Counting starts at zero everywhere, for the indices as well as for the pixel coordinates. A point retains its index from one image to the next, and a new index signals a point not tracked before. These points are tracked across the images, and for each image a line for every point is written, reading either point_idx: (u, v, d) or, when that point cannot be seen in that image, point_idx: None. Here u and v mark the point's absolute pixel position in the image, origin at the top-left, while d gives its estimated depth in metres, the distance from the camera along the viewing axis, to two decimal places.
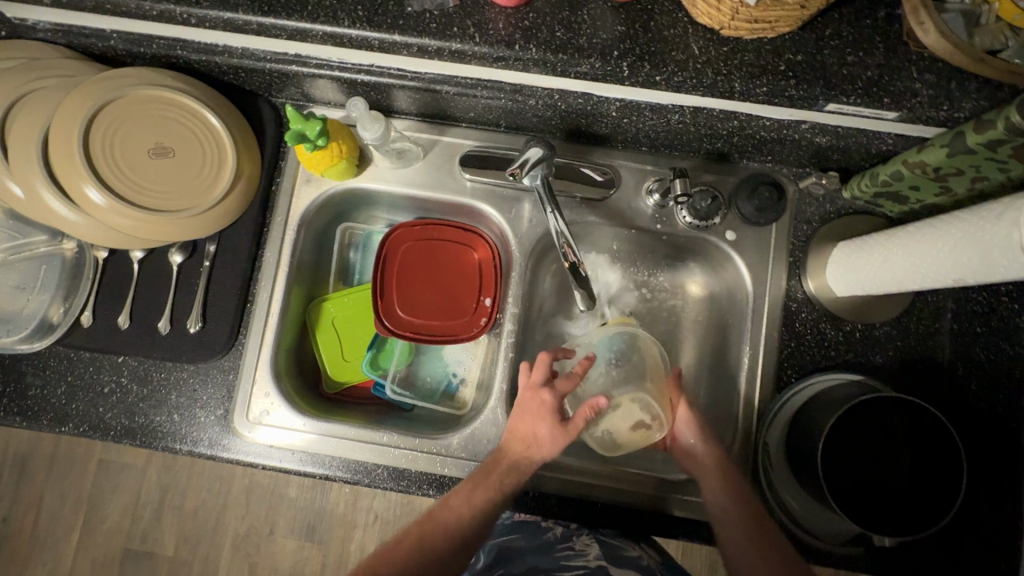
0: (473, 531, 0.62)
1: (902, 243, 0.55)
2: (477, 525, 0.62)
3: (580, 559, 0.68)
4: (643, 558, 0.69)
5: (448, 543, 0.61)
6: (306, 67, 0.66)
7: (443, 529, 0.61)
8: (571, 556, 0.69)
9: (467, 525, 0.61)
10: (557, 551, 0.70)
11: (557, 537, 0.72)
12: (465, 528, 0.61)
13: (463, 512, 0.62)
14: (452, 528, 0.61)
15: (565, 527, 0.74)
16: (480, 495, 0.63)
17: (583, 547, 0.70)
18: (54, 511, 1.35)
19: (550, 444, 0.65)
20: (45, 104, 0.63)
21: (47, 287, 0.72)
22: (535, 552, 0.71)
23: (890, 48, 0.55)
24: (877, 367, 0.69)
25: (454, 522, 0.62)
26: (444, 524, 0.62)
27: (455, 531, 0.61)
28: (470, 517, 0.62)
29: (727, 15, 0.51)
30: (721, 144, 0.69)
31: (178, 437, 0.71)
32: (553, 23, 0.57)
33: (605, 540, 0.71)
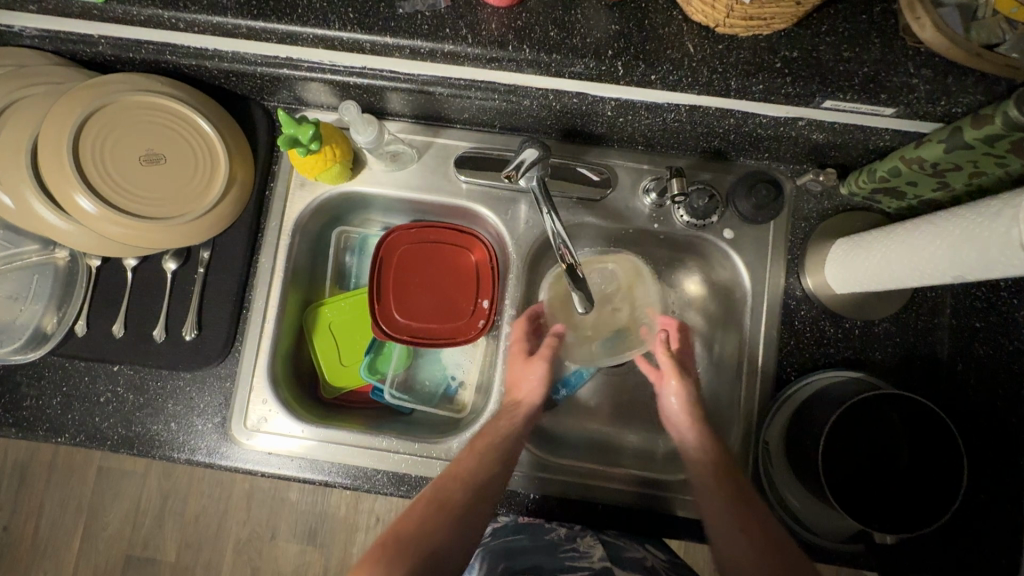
0: (487, 484, 0.62)
1: (900, 239, 0.55)
2: (489, 477, 0.63)
3: (584, 560, 0.64)
4: (648, 559, 0.66)
5: (467, 497, 0.61)
6: (298, 71, 0.66)
7: (460, 483, 0.61)
8: (575, 556, 0.65)
9: (481, 477, 0.62)
10: (560, 551, 0.66)
11: (560, 538, 0.69)
12: (479, 480, 0.62)
13: (474, 466, 0.63)
14: (468, 482, 0.62)
15: (569, 528, 0.71)
16: (485, 446, 0.65)
17: (587, 548, 0.66)
18: (54, 519, 1.35)
19: (536, 384, 0.71)
20: (33, 112, 0.62)
21: (41, 296, 0.71)
22: (537, 552, 0.66)
23: (887, 43, 0.54)
24: (877, 364, 0.69)
25: (468, 476, 0.62)
26: (458, 479, 0.62)
27: (472, 483, 0.62)
28: (483, 469, 0.63)
29: (722, 12, 0.51)
30: (718, 142, 0.69)
31: (175, 446, 0.71)
32: (547, 23, 0.56)
33: (609, 540, 0.68)
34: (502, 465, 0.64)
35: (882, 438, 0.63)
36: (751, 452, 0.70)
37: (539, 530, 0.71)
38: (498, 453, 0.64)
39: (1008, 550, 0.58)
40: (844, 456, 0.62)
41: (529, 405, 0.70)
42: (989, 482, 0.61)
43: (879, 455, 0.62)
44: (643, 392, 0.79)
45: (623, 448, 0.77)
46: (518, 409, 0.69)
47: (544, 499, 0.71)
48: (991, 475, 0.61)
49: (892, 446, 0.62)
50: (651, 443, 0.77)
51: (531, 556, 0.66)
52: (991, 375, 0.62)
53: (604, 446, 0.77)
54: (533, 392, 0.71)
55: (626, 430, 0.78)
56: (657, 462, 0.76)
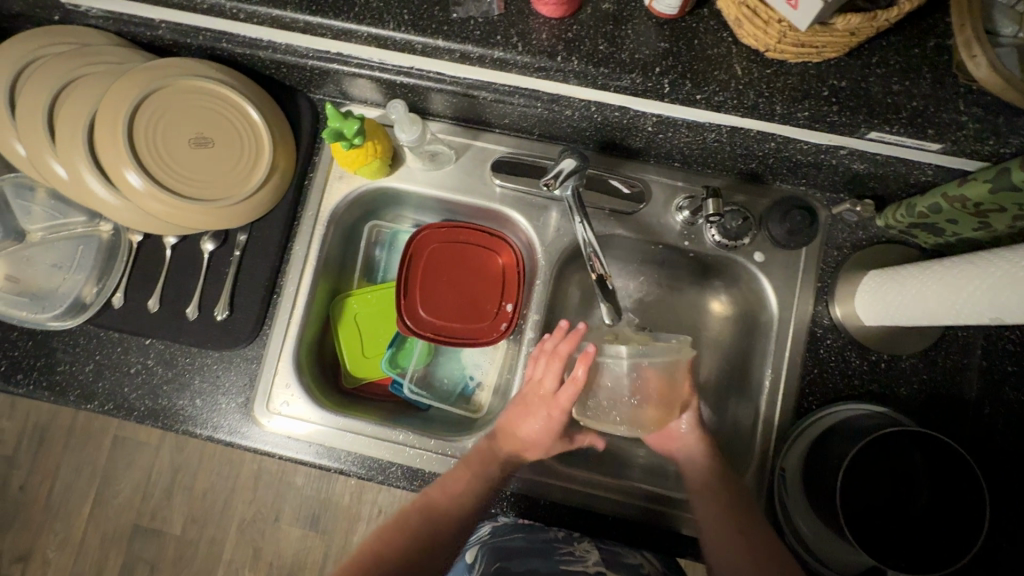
0: (466, 515, 0.66)
1: (938, 276, 0.54)
2: (468, 511, 0.66)
3: (578, 564, 0.64)
4: (645, 566, 0.66)
5: (446, 525, 0.65)
6: (347, 66, 0.67)
7: (442, 514, 0.65)
8: (571, 560, 0.65)
9: (462, 508, 0.65)
10: (557, 554, 0.65)
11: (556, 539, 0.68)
12: (449, 511, 0.65)
13: (460, 492, 0.66)
14: (448, 513, 0.65)
15: (568, 532, 0.70)
16: (465, 483, 0.66)
17: (583, 552, 0.66)
18: (69, 482, 1.39)
19: (534, 427, 0.69)
20: (93, 88, 0.65)
21: (83, 267, 0.74)
22: (533, 552, 0.66)
23: (938, 79, 0.54)
24: (900, 400, 0.68)
25: (449, 505, 0.66)
26: (440, 508, 0.65)
27: (452, 513, 0.65)
28: (462, 505, 0.65)
29: (774, 37, 0.51)
30: (755, 164, 0.69)
31: (198, 422, 0.73)
32: (597, 37, 0.57)
33: (606, 547, 0.68)
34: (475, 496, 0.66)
35: (905, 478, 0.61)
36: (768, 479, 0.70)
37: (538, 530, 0.70)
38: (472, 484, 0.67)
39: None
40: (862, 487, 0.61)
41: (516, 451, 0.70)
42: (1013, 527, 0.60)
43: (896, 489, 0.61)
44: None
45: (636, 462, 0.77)
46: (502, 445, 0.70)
47: (554, 505, 0.72)
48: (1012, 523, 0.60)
49: (912, 484, 0.61)
50: (663, 459, 0.77)
51: (527, 559, 0.64)
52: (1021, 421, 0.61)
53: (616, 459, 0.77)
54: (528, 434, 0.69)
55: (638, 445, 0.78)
56: (669, 479, 0.76)
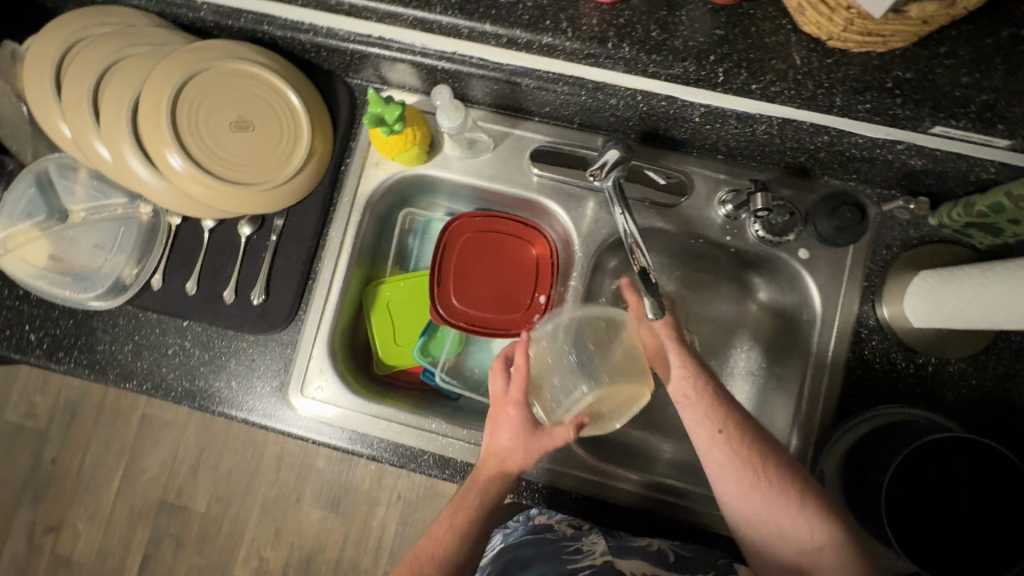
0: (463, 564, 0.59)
1: (1001, 279, 0.52)
2: (464, 560, 0.59)
3: (585, 558, 0.64)
4: (655, 546, 0.66)
5: None
6: (388, 51, 0.66)
7: (436, 569, 0.57)
8: (577, 557, 0.64)
9: (459, 558, 0.58)
10: (564, 553, 0.65)
11: (563, 537, 0.68)
12: (457, 563, 0.58)
13: (453, 539, 0.59)
14: (444, 568, 0.57)
15: (577, 526, 0.70)
16: (459, 527, 0.59)
17: (590, 546, 0.66)
18: (99, 457, 1.43)
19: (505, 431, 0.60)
20: (137, 70, 0.65)
21: (123, 248, 0.75)
22: (541, 554, 0.66)
23: (1011, 71, 0.51)
24: (947, 405, 0.66)
25: (445, 558, 0.58)
26: (434, 562, 0.58)
27: (448, 566, 0.58)
28: (458, 555, 0.58)
29: (839, 25, 0.49)
30: (804, 158, 0.66)
31: (233, 404, 0.73)
32: (649, 22, 0.55)
33: (616, 537, 0.68)
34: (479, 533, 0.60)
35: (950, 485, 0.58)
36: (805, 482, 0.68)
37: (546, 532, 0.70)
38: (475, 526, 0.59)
39: None
40: (912, 492, 0.58)
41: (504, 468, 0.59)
42: None
43: (947, 494, 0.58)
44: None
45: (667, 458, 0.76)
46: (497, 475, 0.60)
47: (586, 498, 0.72)
48: None
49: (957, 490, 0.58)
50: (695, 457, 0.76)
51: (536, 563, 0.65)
52: None
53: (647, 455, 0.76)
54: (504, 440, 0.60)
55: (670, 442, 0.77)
56: (701, 477, 0.75)
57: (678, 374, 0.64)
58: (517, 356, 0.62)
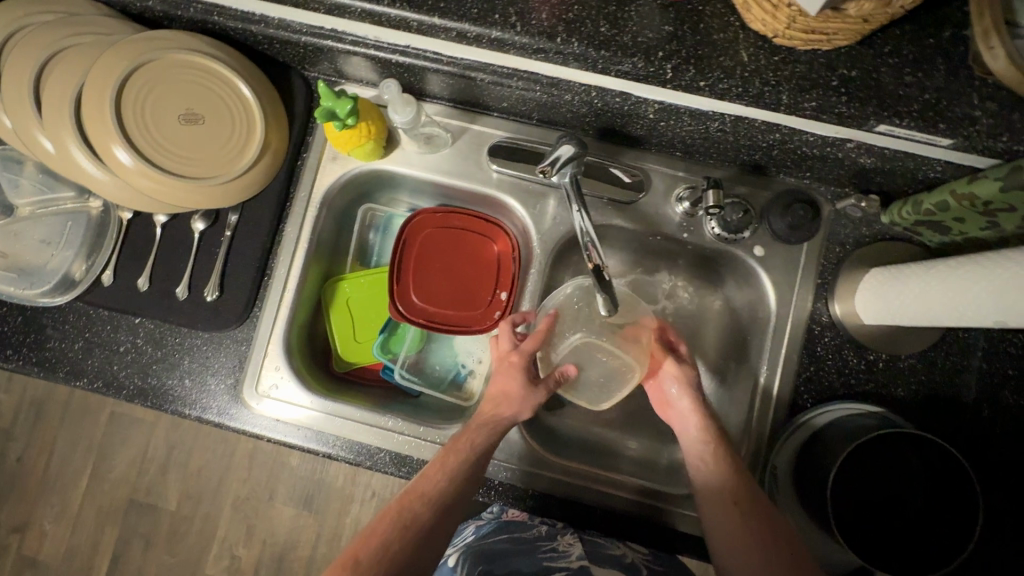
0: (454, 503, 0.59)
1: (941, 276, 0.53)
2: (456, 498, 0.59)
3: (562, 560, 0.65)
4: (628, 556, 0.69)
5: (434, 517, 0.58)
6: (341, 44, 0.65)
7: (427, 503, 0.58)
8: (555, 557, 0.66)
9: (450, 496, 0.59)
10: (541, 553, 0.67)
11: (539, 537, 0.70)
12: (444, 503, 0.59)
13: (444, 478, 0.60)
14: (434, 502, 0.58)
15: (550, 525, 0.71)
16: (453, 466, 0.61)
17: (567, 547, 0.68)
18: (65, 456, 1.40)
19: (511, 379, 0.67)
20: (80, 60, 0.63)
21: (71, 243, 0.73)
22: (517, 553, 0.68)
23: (952, 71, 0.52)
24: (897, 400, 0.67)
25: (436, 494, 0.59)
26: (424, 497, 0.59)
27: (439, 502, 0.58)
28: (448, 491, 0.59)
29: (782, 23, 0.49)
30: (759, 155, 0.67)
31: (187, 402, 0.72)
32: (599, 18, 0.55)
33: (591, 539, 0.70)
34: (470, 480, 0.61)
35: (903, 480, 0.59)
36: (758, 476, 0.69)
37: (522, 532, 0.71)
38: (466, 470, 0.61)
39: None
40: (860, 485, 0.59)
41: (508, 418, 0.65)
42: None
43: (896, 489, 0.59)
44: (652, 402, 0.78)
45: (627, 454, 0.77)
46: (495, 424, 0.64)
47: (544, 497, 0.71)
48: None
49: (910, 487, 0.59)
50: (654, 452, 0.77)
51: (512, 559, 0.67)
52: None
53: (606, 450, 0.77)
54: (507, 385, 0.66)
55: (630, 437, 0.77)
56: (659, 472, 0.75)
57: (694, 431, 0.65)
58: (521, 318, 0.71)
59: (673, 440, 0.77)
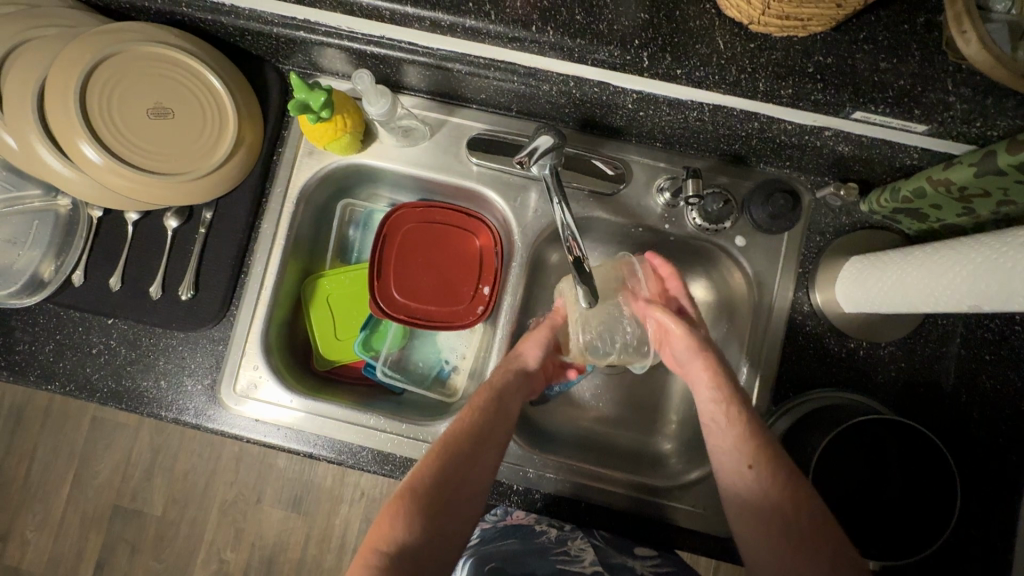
0: (492, 433, 0.61)
1: (919, 261, 0.53)
2: (493, 428, 0.61)
3: (575, 565, 0.65)
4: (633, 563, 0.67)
5: (474, 446, 0.59)
6: (315, 35, 0.64)
7: (466, 434, 0.60)
8: (568, 561, 0.66)
9: (486, 427, 0.61)
10: (554, 556, 0.66)
11: (550, 542, 0.70)
12: (482, 431, 0.61)
13: (477, 412, 0.62)
14: (472, 433, 0.60)
15: (559, 529, 0.71)
16: (485, 399, 0.63)
17: (579, 552, 0.68)
18: (46, 463, 1.37)
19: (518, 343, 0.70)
20: (43, 54, 0.61)
21: (39, 243, 0.71)
22: (530, 554, 0.67)
23: (926, 57, 0.52)
24: (878, 388, 0.67)
25: (473, 426, 0.61)
26: (463, 428, 0.60)
27: (477, 432, 0.60)
28: (484, 422, 0.61)
29: (756, 9, 0.49)
30: (739, 145, 0.66)
31: (163, 404, 0.71)
32: (574, 6, 0.54)
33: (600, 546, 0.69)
34: (503, 413, 0.63)
35: (882, 467, 0.59)
36: None
37: (532, 535, 0.71)
38: (496, 410, 0.63)
39: None
40: (835, 474, 0.59)
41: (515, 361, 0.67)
42: (982, 516, 0.60)
43: (873, 473, 0.59)
44: (637, 394, 0.78)
45: (613, 447, 0.76)
46: (513, 365, 0.67)
47: (529, 492, 0.69)
48: (983, 510, 0.60)
49: (889, 475, 0.59)
50: (640, 444, 0.76)
51: (527, 561, 0.65)
52: (996, 410, 0.60)
53: (591, 443, 0.76)
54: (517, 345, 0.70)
55: (616, 430, 0.77)
56: (644, 464, 0.75)
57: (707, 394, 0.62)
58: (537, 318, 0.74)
59: (658, 432, 0.77)
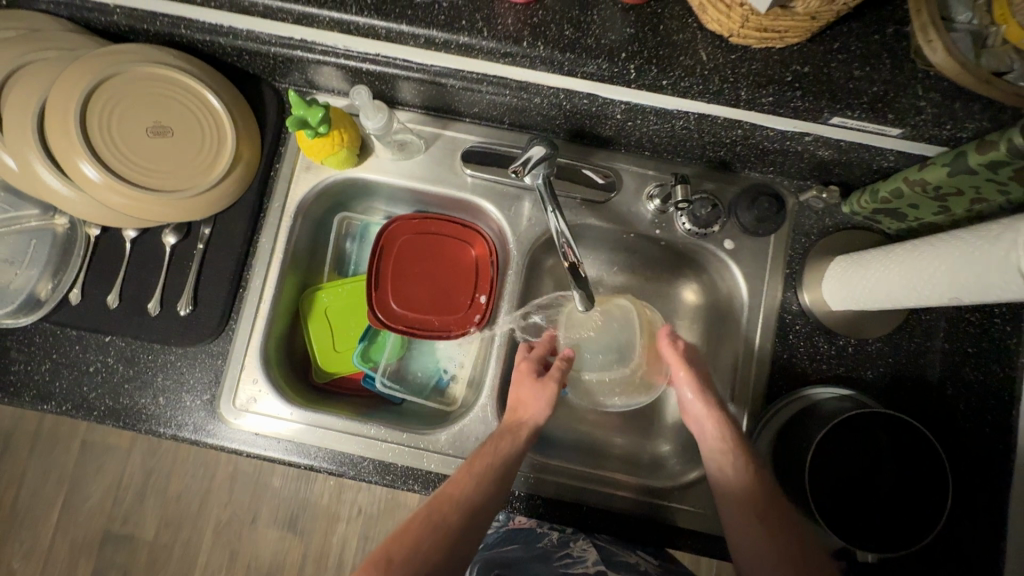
0: (482, 509, 0.59)
1: (901, 258, 0.55)
2: (484, 505, 0.59)
3: (578, 565, 0.63)
4: (641, 564, 0.66)
5: (461, 524, 0.57)
6: (312, 54, 0.66)
7: (455, 509, 0.58)
8: (570, 562, 0.65)
9: (478, 503, 0.59)
10: (556, 559, 0.66)
11: (553, 545, 0.69)
12: (473, 507, 0.59)
13: (470, 487, 0.60)
14: (462, 508, 0.58)
15: (562, 532, 0.71)
16: (481, 472, 0.61)
17: (581, 553, 0.66)
18: (34, 489, 1.34)
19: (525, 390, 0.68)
20: (44, 75, 0.62)
21: (36, 262, 0.71)
22: (532, 560, 0.66)
23: (897, 64, 0.55)
24: (867, 383, 0.69)
25: (463, 502, 0.59)
26: (452, 502, 0.59)
27: (467, 508, 0.59)
28: (476, 496, 0.59)
29: (736, 23, 0.51)
30: (724, 152, 0.69)
31: (162, 421, 0.70)
32: (563, 22, 0.57)
33: (603, 545, 0.68)
34: (497, 489, 0.61)
35: (876, 458, 0.60)
36: None
37: (535, 539, 0.71)
38: (490, 485, 0.61)
39: None
40: (826, 470, 0.60)
41: (519, 426, 0.66)
42: (973, 505, 0.61)
43: (866, 470, 0.60)
44: None
45: (612, 451, 0.77)
46: (515, 433, 0.65)
47: (530, 498, 0.69)
48: (972, 499, 0.62)
49: (882, 466, 0.60)
50: (638, 447, 0.77)
51: (527, 566, 0.65)
52: (982, 401, 0.62)
53: (591, 448, 0.77)
54: (525, 397, 0.68)
55: (614, 434, 0.78)
56: (644, 467, 0.76)
57: (710, 429, 0.64)
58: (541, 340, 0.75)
59: (656, 435, 0.77)
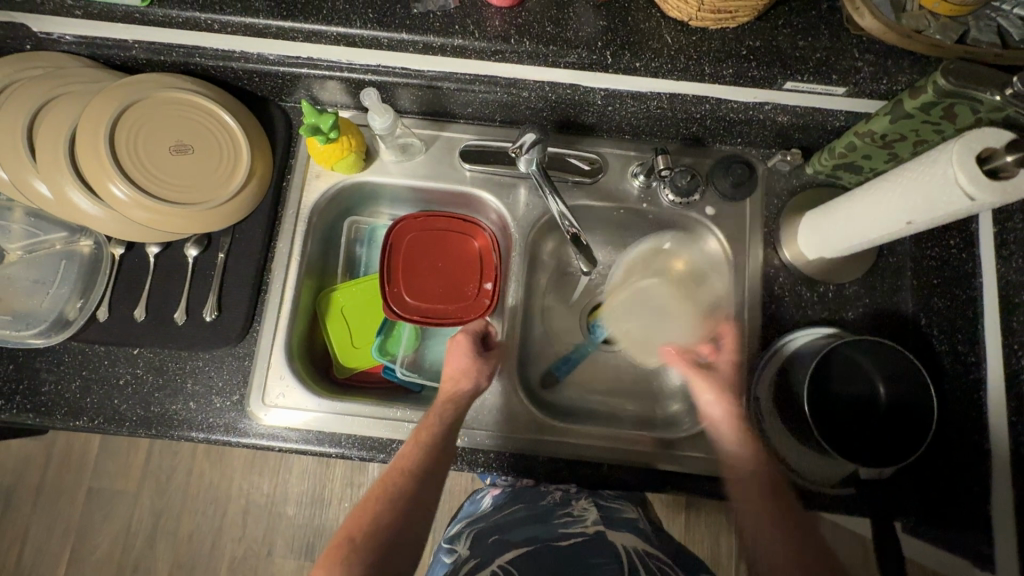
0: (432, 471, 0.62)
1: (861, 196, 0.63)
2: (433, 467, 0.62)
3: (577, 524, 0.66)
4: (640, 521, 0.70)
5: (415, 488, 0.60)
6: (317, 70, 0.73)
7: (406, 476, 0.61)
8: (567, 522, 0.67)
9: (427, 466, 0.62)
10: (555, 517, 0.68)
11: (555, 504, 0.71)
12: (423, 470, 0.62)
13: (417, 453, 0.63)
14: (414, 473, 0.61)
15: (565, 491, 0.74)
16: (426, 437, 0.64)
17: (582, 512, 0.69)
18: (40, 543, 1.31)
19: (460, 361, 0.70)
20: (72, 106, 0.68)
21: (67, 281, 0.75)
22: (534, 518, 0.68)
23: (834, 33, 0.64)
24: (850, 323, 0.75)
25: (413, 467, 0.62)
26: (403, 469, 0.61)
27: (418, 472, 0.61)
28: (425, 461, 0.62)
29: (693, 8, 0.60)
30: (696, 128, 0.77)
31: (193, 424, 0.73)
32: (544, 21, 0.65)
33: (603, 503, 0.72)
34: (444, 451, 0.64)
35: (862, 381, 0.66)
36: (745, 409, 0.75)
37: (538, 497, 0.73)
38: (435, 448, 0.63)
39: (978, 477, 0.63)
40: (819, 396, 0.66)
41: (455, 397, 0.68)
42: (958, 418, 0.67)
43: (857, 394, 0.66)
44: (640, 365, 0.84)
45: (625, 416, 0.82)
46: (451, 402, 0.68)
47: (553, 461, 0.74)
48: (956, 414, 0.67)
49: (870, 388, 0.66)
50: (649, 409, 0.82)
51: (526, 526, 0.67)
52: (951, 323, 0.69)
53: (605, 415, 0.81)
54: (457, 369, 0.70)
55: (626, 400, 0.83)
56: (657, 427, 0.80)
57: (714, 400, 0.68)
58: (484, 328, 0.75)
59: (664, 397, 0.82)
